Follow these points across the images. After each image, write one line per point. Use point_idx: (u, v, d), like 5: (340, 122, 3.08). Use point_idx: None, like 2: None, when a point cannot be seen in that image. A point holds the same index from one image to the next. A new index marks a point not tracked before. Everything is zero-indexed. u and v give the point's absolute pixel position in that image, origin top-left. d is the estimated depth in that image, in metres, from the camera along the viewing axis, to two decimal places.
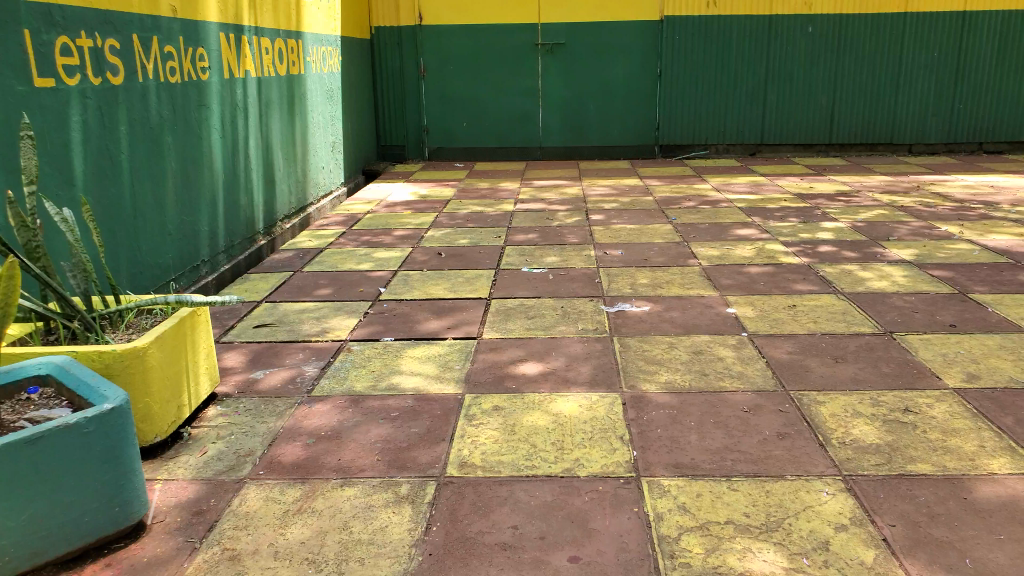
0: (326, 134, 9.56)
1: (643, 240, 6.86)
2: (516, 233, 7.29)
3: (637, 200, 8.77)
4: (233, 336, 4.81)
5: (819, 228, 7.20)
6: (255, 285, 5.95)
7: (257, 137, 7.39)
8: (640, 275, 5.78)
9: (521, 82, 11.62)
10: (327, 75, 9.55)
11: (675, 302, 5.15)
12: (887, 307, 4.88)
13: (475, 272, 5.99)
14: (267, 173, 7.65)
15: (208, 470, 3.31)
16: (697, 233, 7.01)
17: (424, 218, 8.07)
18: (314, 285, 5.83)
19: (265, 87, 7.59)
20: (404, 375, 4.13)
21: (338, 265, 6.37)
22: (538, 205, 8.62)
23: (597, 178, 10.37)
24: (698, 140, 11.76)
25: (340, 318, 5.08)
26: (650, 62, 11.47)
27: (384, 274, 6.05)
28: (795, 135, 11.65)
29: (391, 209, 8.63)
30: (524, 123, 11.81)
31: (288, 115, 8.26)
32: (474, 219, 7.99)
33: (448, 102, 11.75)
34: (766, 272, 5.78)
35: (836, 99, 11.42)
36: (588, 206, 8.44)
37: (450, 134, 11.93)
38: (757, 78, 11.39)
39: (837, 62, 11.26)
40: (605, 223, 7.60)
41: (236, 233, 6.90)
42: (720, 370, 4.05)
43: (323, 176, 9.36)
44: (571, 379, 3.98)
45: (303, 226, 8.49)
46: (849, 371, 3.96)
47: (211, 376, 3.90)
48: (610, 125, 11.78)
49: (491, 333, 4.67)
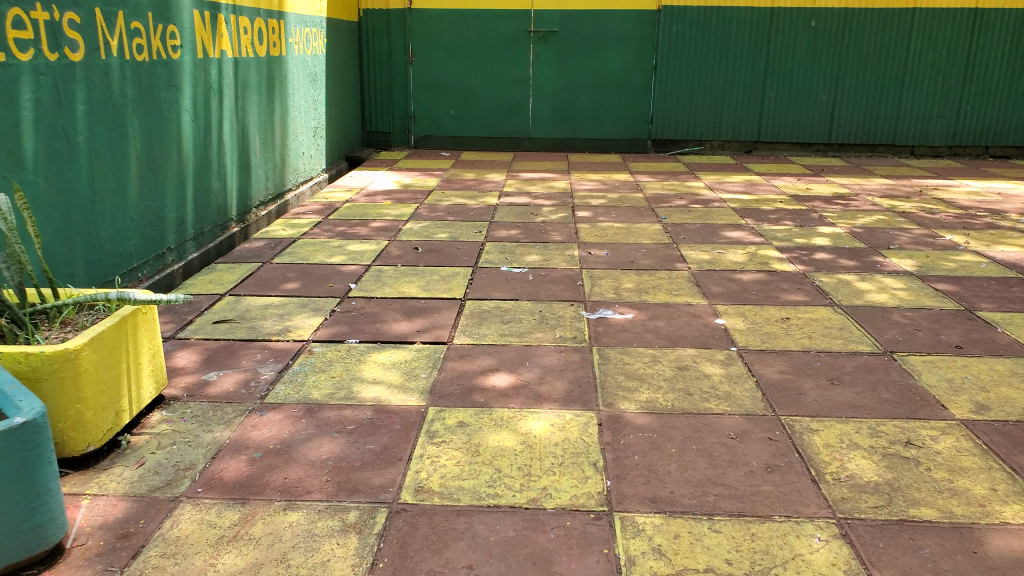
0: (308, 119, 9.22)
1: (631, 240, 6.55)
2: (499, 228, 6.98)
3: (628, 197, 8.47)
4: (190, 332, 4.49)
5: (815, 233, 6.90)
6: (220, 276, 5.61)
7: (233, 120, 7.04)
8: (626, 279, 5.49)
9: (514, 70, 11.27)
10: (310, 58, 9.20)
11: (660, 309, 4.86)
12: (887, 324, 4.61)
13: (453, 270, 5.68)
14: (242, 158, 7.31)
15: (142, 485, 3.00)
16: (688, 234, 6.72)
17: (404, 209, 7.76)
18: (281, 278, 5.51)
19: (242, 68, 7.24)
20: (366, 384, 3.81)
21: (310, 257, 6.05)
22: (525, 199, 8.31)
23: (588, 172, 10.04)
24: (693, 135, 11.46)
25: (304, 316, 4.77)
26: (647, 54, 11.13)
27: (357, 268, 5.73)
28: (794, 134, 11.36)
29: (371, 198, 8.31)
30: (516, 112, 11.48)
31: (267, 98, 7.91)
32: (457, 212, 7.67)
33: (437, 88, 11.41)
34: (758, 279, 5.49)
35: (837, 98, 11.13)
36: (576, 202, 8.14)
37: (439, 122, 11.59)
38: (757, 74, 11.08)
39: (840, 61, 10.95)
40: (593, 221, 7.30)
41: (207, 220, 6.57)
42: (705, 390, 3.76)
43: (303, 162, 9.03)
44: (544, 394, 3.69)
45: (280, 213, 8.17)
46: (845, 396, 3.70)
47: (156, 380, 3.59)
48: (604, 118, 11.45)
49: (464, 338, 4.37)
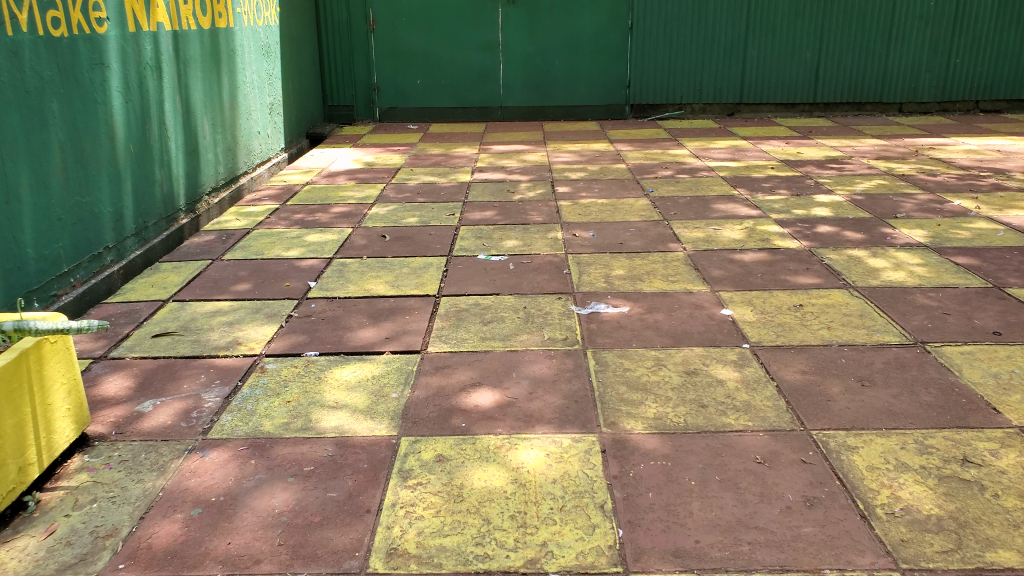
0: (263, 95, 8.48)
1: (618, 218, 6.00)
2: (473, 209, 6.39)
3: (610, 168, 7.90)
4: (124, 350, 3.83)
5: (813, 202, 6.40)
6: (165, 278, 4.94)
7: (175, 99, 6.32)
8: (616, 265, 4.95)
9: (482, 35, 10.59)
10: (262, 29, 8.44)
11: (658, 299, 4.33)
12: (911, 307, 4.12)
13: (424, 261, 5.10)
14: (188, 141, 6.59)
15: (48, 565, 2.37)
16: (678, 209, 6.19)
17: (369, 191, 7.13)
18: (229, 277, 4.89)
19: (184, 42, 6.50)
20: (327, 409, 3.24)
21: (263, 251, 5.42)
22: (499, 174, 7.71)
23: (565, 142, 9.44)
24: (672, 99, 10.89)
25: (257, 324, 4.16)
26: (621, 14, 10.50)
27: (317, 263, 5.13)
28: (777, 93, 10.82)
29: (331, 180, 7.66)
30: (485, 80, 10.80)
31: (214, 73, 7.18)
32: (427, 192, 7.06)
33: (401, 56, 10.68)
34: (761, 259, 4.98)
35: (821, 55, 10.60)
36: (554, 176, 7.57)
37: (404, 94, 10.89)
38: (738, 31, 10.49)
39: (823, 15, 10.40)
40: (574, 197, 6.74)
41: (151, 213, 5.89)
42: (720, 400, 3.25)
43: (259, 142, 8.32)
44: (534, 413, 3.15)
45: (233, 200, 7.50)
46: (879, 400, 3.22)
47: (77, 420, 2.93)
48: (578, 84, 10.83)
49: (439, 345, 3.81)
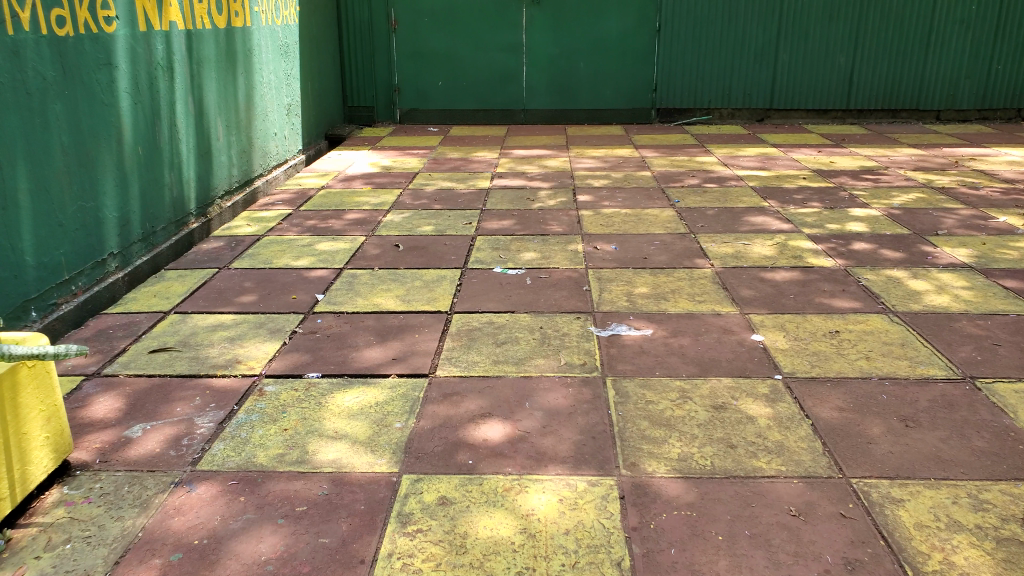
0: (281, 96, 8.33)
1: (642, 230, 5.74)
2: (491, 218, 6.16)
3: (634, 176, 7.64)
4: (118, 368, 3.68)
5: (848, 215, 6.09)
6: (168, 288, 4.77)
7: (187, 100, 6.17)
8: (639, 281, 4.69)
9: (505, 36, 10.36)
10: (281, 28, 8.28)
11: (683, 321, 4.07)
12: (956, 336, 3.83)
13: (438, 273, 4.88)
14: (201, 144, 6.44)
15: None
16: (705, 221, 5.93)
17: (385, 196, 6.93)
18: (235, 288, 4.71)
19: (197, 42, 6.34)
20: (325, 441, 3.03)
21: (272, 260, 5.23)
22: (520, 181, 7.48)
23: (588, 147, 9.19)
24: (700, 104, 10.58)
25: (258, 340, 3.97)
26: (648, 16, 10.23)
27: (327, 274, 4.92)
28: (809, 100, 10.48)
29: (348, 184, 7.47)
30: (508, 82, 10.57)
31: (229, 73, 7.02)
32: (445, 198, 6.84)
33: (423, 58, 10.48)
34: (793, 278, 4.69)
35: (856, 59, 10.24)
36: (576, 184, 7.32)
37: (426, 95, 10.68)
38: (769, 35, 10.17)
39: (858, 18, 10.04)
40: (596, 206, 6.49)
41: (160, 218, 5.75)
42: (750, 440, 2.99)
43: (276, 144, 8.16)
44: (548, 450, 2.92)
45: (247, 203, 7.35)
46: (926, 444, 2.95)
47: (55, 449, 2.76)
48: (602, 87, 10.55)
49: (449, 369, 3.58)
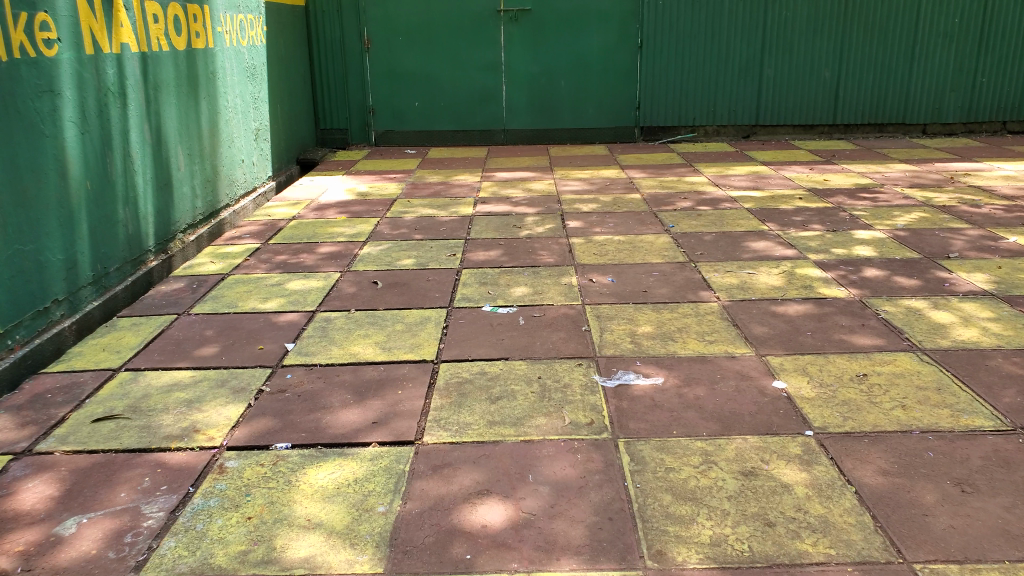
0: (247, 120, 7.88)
1: (638, 259, 5.37)
2: (475, 249, 5.76)
3: (623, 198, 7.28)
4: (57, 443, 3.23)
5: (852, 239, 5.79)
6: (119, 339, 4.29)
7: (143, 129, 5.70)
8: (641, 319, 4.31)
9: (483, 54, 10.01)
10: (246, 49, 7.85)
11: (697, 367, 3.69)
12: (997, 377, 3.48)
13: (421, 315, 4.45)
14: (160, 175, 5.97)
15: None
16: (705, 248, 5.57)
17: (361, 227, 6.50)
18: (197, 337, 4.25)
19: (154, 65, 5.90)
20: (296, 534, 2.60)
21: (238, 302, 4.77)
22: (503, 207, 7.09)
23: (573, 168, 8.84)
24: (685, 121, 10.30)
25: (220, 402, 3.52)
26: (630, 32, 9.93)
27: (298, 317, 4.48)
28: (795, 114, 10.24)
29: (320, 213, 7.03)
30: (486, 102, 10.21)
31: (190, 98, 6.58)
32: (425, 227, 6.43)
33: (398, 77, 10.09)
34: (808, 312, 4.34)
35: (842, 74, 10.02)
36: (563, 209, 6.95)
37: (401, 116, 10.28)
38: (753, 49, 9.93)
39: (843, 31, 9.83)
40: (587, 233, 6.12)
41: (114, 257, 5.26)
42: (790, 516, 2.60)
43: (243, 171, 7.71)
44: (558, 540, 2.51)
45: (213, 236, 6.89)
46: (988, 515, 2.56)
47: None
48: (584, 105, 10.23)
49: (438, 434, 3.15)
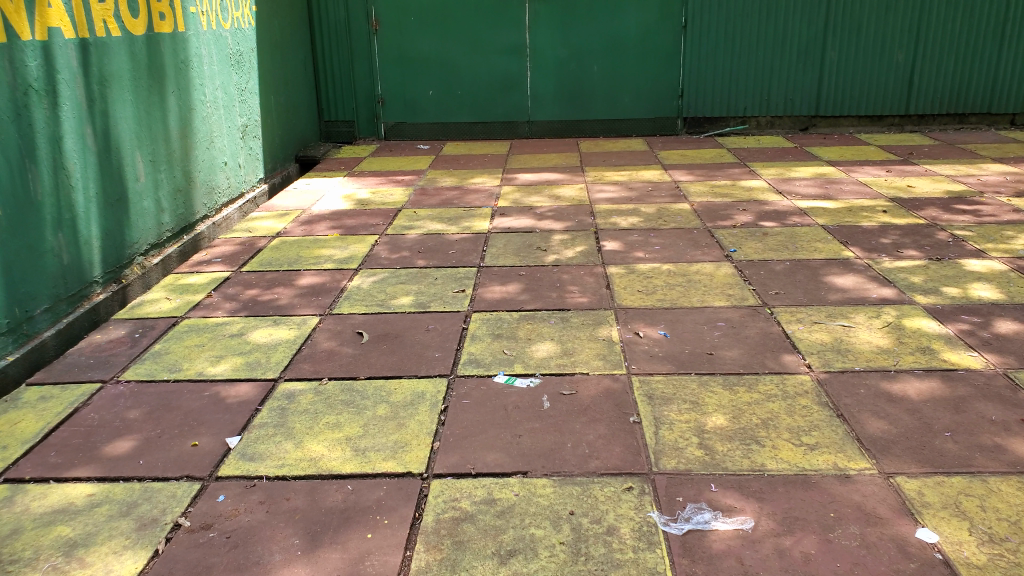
0: (232, 117, 6.83)
1: (695, 301, 4.27)
2: (490, 282, 4.68)
3: (668, 209, 6.26)
4: None
5: (965, 271, 4.60)
6: (14, 425, 3.26)
7: (83, 133, 4.64)
8: (708, 404, 3.20)
9: (505, 37, 8.87)
10: (230, 34, 6.77)
11: (799, 499, 2.59)
12: None
13: (413, 389, 3.39)
14: (110, 189, 4.91)
15: None
16: (779, 284, 4.47)
17: (354, 249, 5.44)
18: (116, 424, 3.22)
19: (98, 54, 4.84)
20: None
21: (182, 364, 3.75)
22: (526, 222, 6.02)
23: (608, 168, 7.76)
24: (733, 111, 9.07)
25: (116, 546, 2.50)
26: (670, 11, 8.73)
27: (252, 393, 3.45)
28: (861, 105, 8.96)
29: (310, 229, 5.98)
30: (510, 91, 9.05)
31: (153, 93, 5.51)
32: (431, 250, 5.36)
33: (410, 63, 8.97)
34: (935, 395, 3.19)
35: (917, 58, 8.71)
36: (598, 225, 5.85)
37: (415, 107, 9.15)
38: (814, 30, 8.69)
39: (920, 7, 8.54)
40: (627, 260, 5.04)
41: (40, 295, 4.22)
42: None
43: (225, 175, 6.67)
44: None
45: (186, 255, 5.87)
46: None
47: None
48: (619, 93, 9.02)
49: None
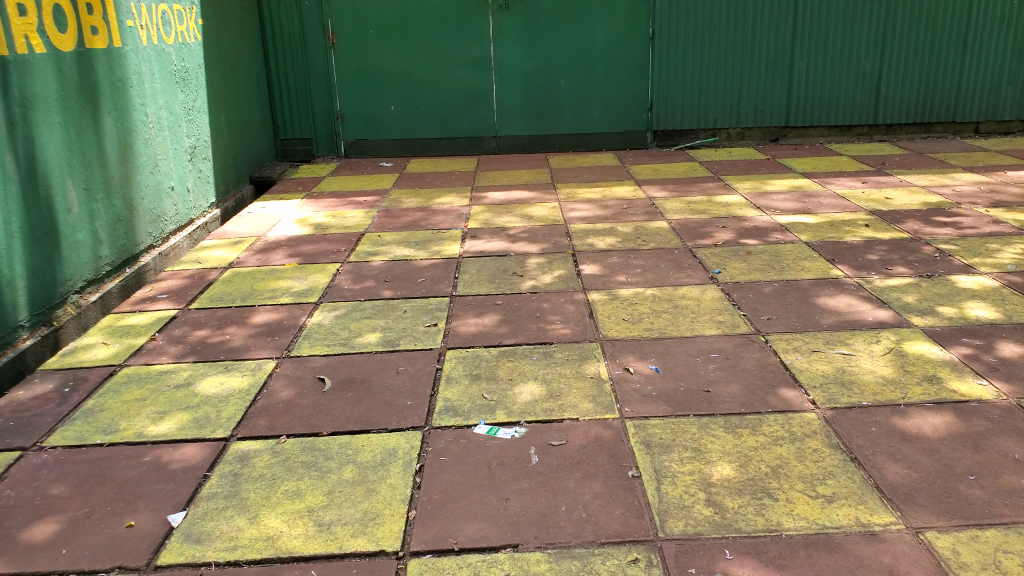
0: (178, 138, 6.39)
1: (686, 330, 4.03)
2: (464, 314, 4.36)
3: (645, 228, 6.03)
4: None
5: (958, 289, 4.42)
6: None
7: (3, 160, 4.19)
8: (712, 450, 2.93)
9: (467, 49, 8.57)
10: (174, 49, 6.34)
11: (825, 565, 2.31)
12: None
13: (385, 446, 3.05)
14: (37, 222, 4.46)
15: None
16: (771, 309, 4.27)
17: (314, 279, 5.06)
18: (34, 504, 2.84)
19: (20, 73, 4.40)
20: None
21: (120, 424, 3.34)
22: (498, 245, 5.71)
23: (578, 184, 7.50)
24: (703, 123, 8.89)
25: None
26: (639, 20, 8.53)
27: (200, 458, 3.08)
28: (829, 115, 8.86)
29: (265, 257, 5.58)
30: (474, 104, 8.74)
31: (86, 114, 5.07)
32: (397, 278, 5.02)
33: (370, 78, 8.61)
34: (952, 432, 2.95)
35: (883, 67, 8.66)
36: (573, 246, 5.58)
37: (375, 123, 8.78)
38: (781, 40, 8.57)
39: (885, 16, 8.49)
40: (608, 286, 4.76)
41: None
42: None
43: (173, 201, 6.24)
44: None
45: (131, 290, 5.43)
46: None
47: None
48: (588, 107, 8.78)
49: None
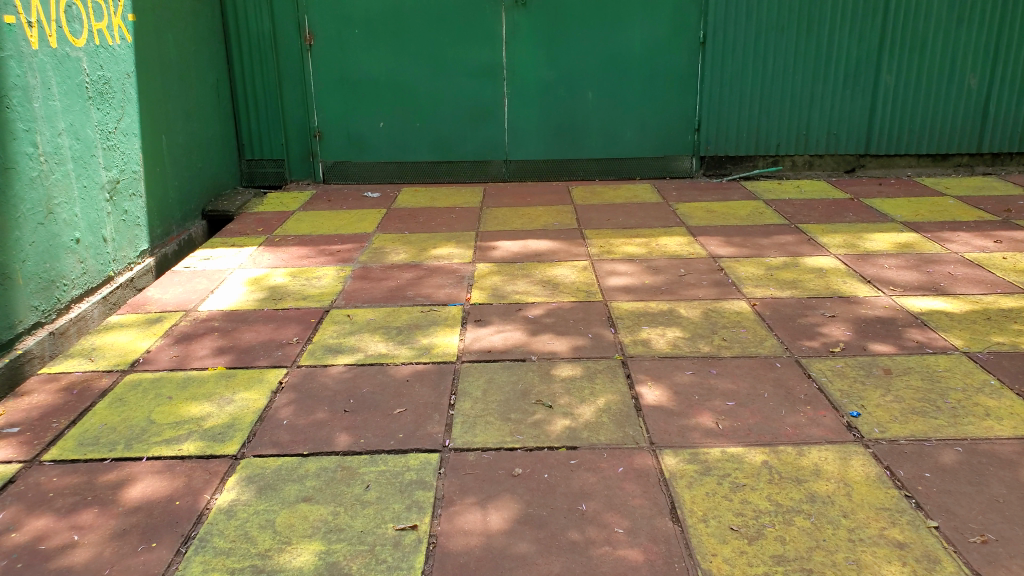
0: (91, 171, 4.72)
1: (851, 568, 2.32)
2: (464, 501, 2.67)
3: (719, 311, 4.29)
4: None
5: None
6: None
7: None
8: None
9: (477, 54, 6.87)
10: (85, 55, 4.67)
11: None
12: None
13: None
14: None
15: None
16: (978, 515, 2.53)
17: (241, 400, 3.42)
18: None
19: None
20: None
21: None
22: (516, 337, 4.00)
23: (616, 231, 5.80)
24: (762, 148, 7.16)
25: None
26: (688, 20, 6.81)
27: None
28: (922, 142, 7.11)
29: (184, 352, 3.91)
30: (482, 122, 7.05)
31: None
32: (365, 405, 3.33)
33: (353, 87, 6.93)
34: None
35: (993, 83, 6.91)
36: (623, 347, 3.86)
37: (359, 142, 7.09)
38: (868, 46, 6.83)
39: (1000, 19, 6.74)
40: (686, 435, 3.04)
41: None
42: None
43: (78, 258, 4.55)
44: None
45: (4, 392, 3.71)
46: None
47: None
48: (621, 127, 7.07)
49: None
